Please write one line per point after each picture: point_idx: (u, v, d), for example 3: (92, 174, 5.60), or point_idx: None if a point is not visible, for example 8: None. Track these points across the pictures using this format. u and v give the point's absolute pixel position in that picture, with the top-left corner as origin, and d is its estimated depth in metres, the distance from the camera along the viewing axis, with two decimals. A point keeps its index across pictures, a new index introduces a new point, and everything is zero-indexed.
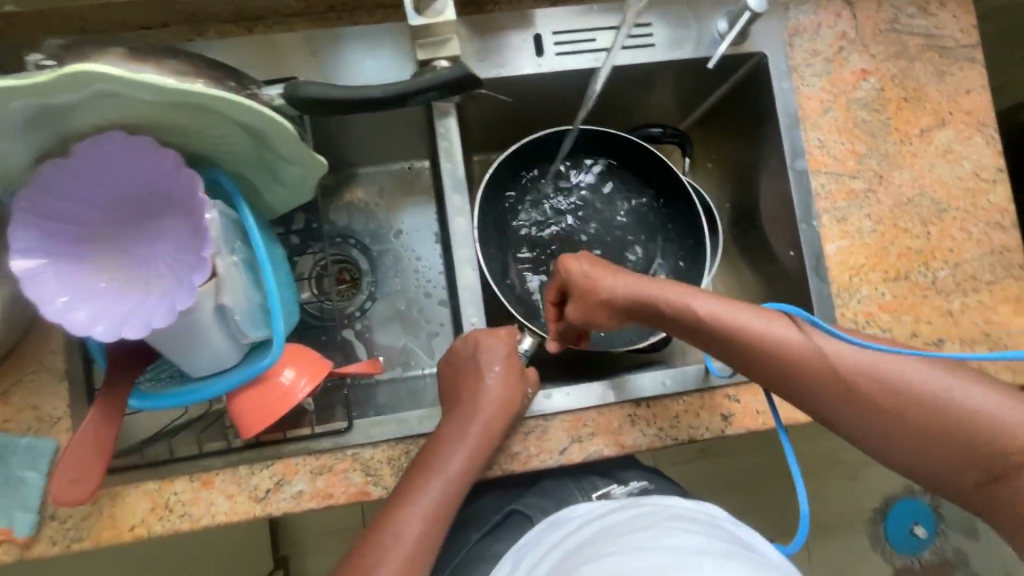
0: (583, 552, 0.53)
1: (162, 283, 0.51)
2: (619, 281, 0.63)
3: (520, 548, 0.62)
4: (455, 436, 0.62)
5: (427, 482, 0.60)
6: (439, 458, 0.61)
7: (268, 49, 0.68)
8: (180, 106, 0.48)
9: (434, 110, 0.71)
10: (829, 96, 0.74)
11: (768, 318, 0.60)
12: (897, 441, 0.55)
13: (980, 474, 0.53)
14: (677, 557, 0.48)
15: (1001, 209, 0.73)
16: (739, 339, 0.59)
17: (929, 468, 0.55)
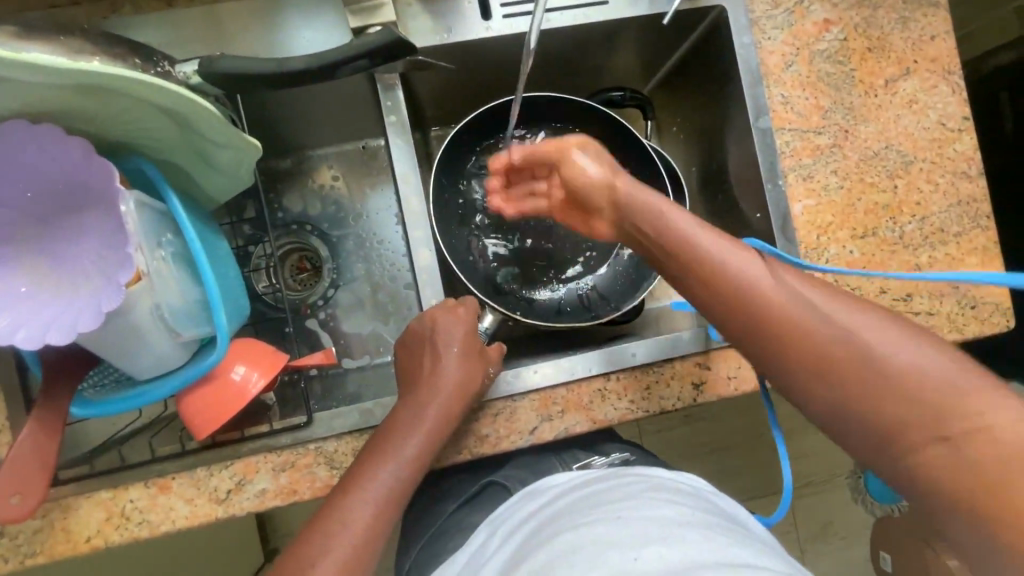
0: (561, 517, 0.53)
1: (90, 283, 0.48)
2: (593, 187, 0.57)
3: (496, 518, 0.62)
4: (420, 424, 0.60)
5: (386, 466, 0.58)
6: (401, 445, 0.59)
7: (193, 24, 0.63)
8: (86, 89, 0.43)
9: (379, 81, 0.67)
10: (791, 49, 0.71)
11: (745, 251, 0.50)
12: (817, 395, 0.46)
13: (940, 440, 0.41)
14: (660, 522, 0.48)
15: (968, 158, 0.72)
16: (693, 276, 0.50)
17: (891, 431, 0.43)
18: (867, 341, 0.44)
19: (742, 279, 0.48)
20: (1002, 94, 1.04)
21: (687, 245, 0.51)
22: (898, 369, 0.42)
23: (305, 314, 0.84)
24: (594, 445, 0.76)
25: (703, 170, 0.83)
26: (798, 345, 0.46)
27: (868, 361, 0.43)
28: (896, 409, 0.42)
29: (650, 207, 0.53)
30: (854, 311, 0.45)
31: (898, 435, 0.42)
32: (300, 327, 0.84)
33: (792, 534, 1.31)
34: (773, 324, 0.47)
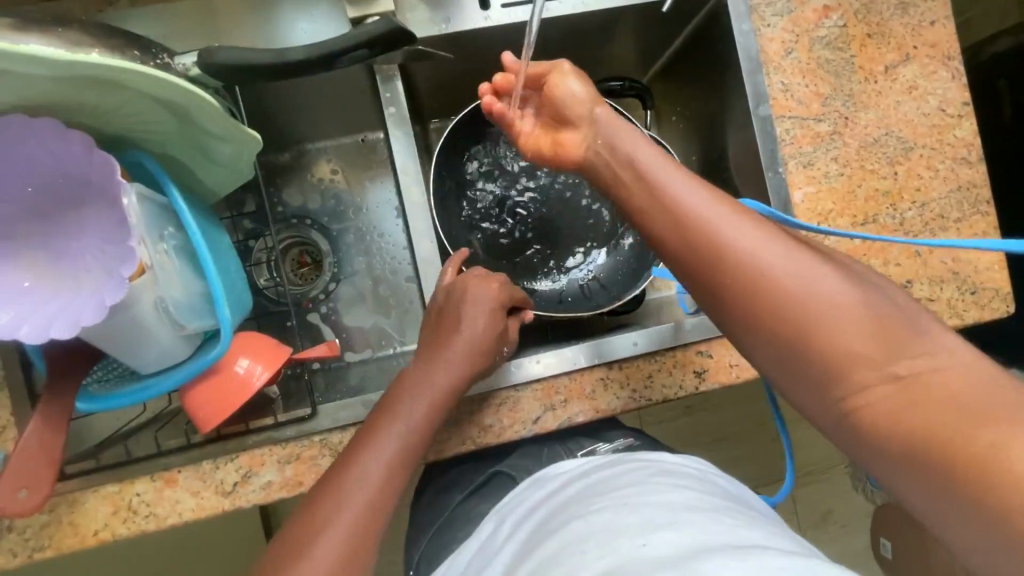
0: (569, 505, 0.53)
1: (92, 277, 0.48)
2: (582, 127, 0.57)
3: (503, 507, 0.62)
4: (421, 401, 0.59)
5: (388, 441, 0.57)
6: (403, 421, 0.58)
7: (191, 17, 0.63)
8: (86, 82, 0.43)
9: (378, 73, 0.66)
10: (791, 36, 0.71)
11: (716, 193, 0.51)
12: (764, 334, 0.46)
13: (877, 374, 0.42)
14: (668, 508, 0.48)
15: (968, 144, 0.72)
16: (666, 210, 0.50)
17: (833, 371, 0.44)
18: (816, 282, 0.45)
19: (703, 214, 0.48)
20: (1000, 80, 1.04)
21: (655, 174, 0.52)
22: (845, 309, 0.44)
23: (307, 308, 0.84)
24: (597, 434, 0.76)
25: (703, 159, 0.83)
26: (752, 283, 0.46)
27: (820, 300, 0.44)
28: (838, 347, 0.43)
29: (621, 135, 0.55)
30: (808, 257, 0.46)
31: (842, 372, 0.43)
32: (302, 321, 0.84)
33: (794, 522, 1.32)
34: (717, 257, 0.47)
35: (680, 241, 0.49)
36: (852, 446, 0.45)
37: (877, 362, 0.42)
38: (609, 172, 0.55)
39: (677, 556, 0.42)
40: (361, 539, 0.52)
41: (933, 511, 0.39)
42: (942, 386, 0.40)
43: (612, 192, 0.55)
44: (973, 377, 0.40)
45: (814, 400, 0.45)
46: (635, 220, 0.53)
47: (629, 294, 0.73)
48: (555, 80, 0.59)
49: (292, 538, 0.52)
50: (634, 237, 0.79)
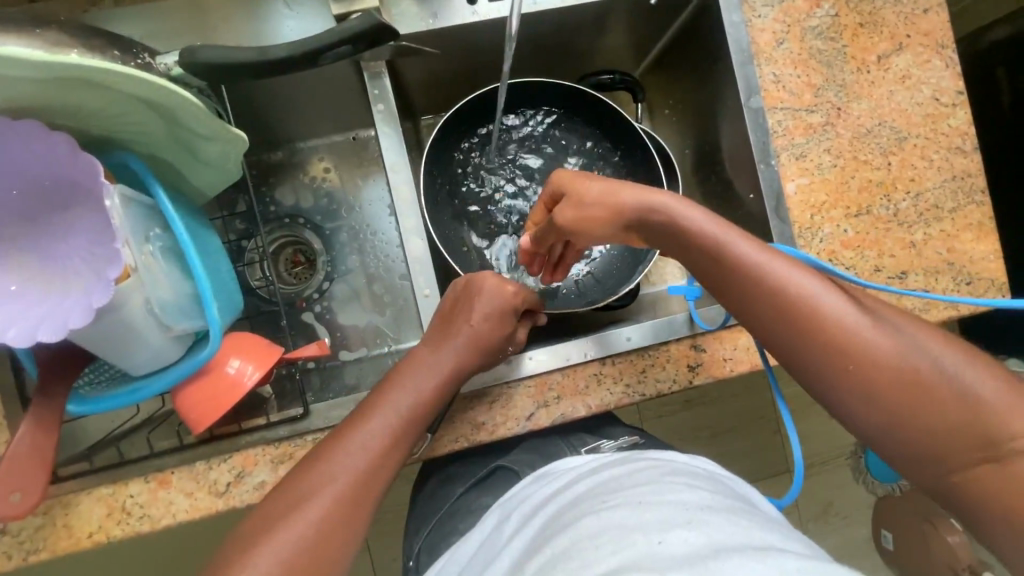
0: (581, 502, 0.53)
1: (80, 279, 0.47)
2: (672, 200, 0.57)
3: (507, 501, 0.63)
4: (426, 386, 0.59)
5: (382, 415, 0.57)
6: (399, 397, 0.58)
7: (175, 16, 0.62)
8: (66, 83, 0.43)
9: (365, 70, 0.66)
10: (782, 27, 0.70)
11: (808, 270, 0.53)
12: (864, 412, 0.49)
13: (974, 454, 0.46)
14: (683, 506, 0.48)
15: (963, 133, 0.71)
16: (764, 289, 0.52)
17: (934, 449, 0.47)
18: (923, 372, 0.47)
19: (806, 307, 0.51)
20: (998, 69, 1.03)
21: (744, 261, 0.53)
22: (954, 398, 0.47)
23: (301, 308, 0.84)
24: (592, 431, 0.76)
25: (696, 152, 0.82)
26: (861, 378, 0.48)
27: (932, 392, 0.47)
28: (953, 436, 0.46)
29: (690, 213, 0.56)
30: (910, 339, 0.49)
31: (955, 462, 0.47)
32: (295, 320, 0.83)
33: (794, 514, 1.32)
34: (828, 352, 0.50)
35: (779, 320, 0.52)
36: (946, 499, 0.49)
37: (977, 443, 0.46)
38: (684, 251, 0.56)
39: (692, 554, 0.42)
40: (343, 514, 0.51)
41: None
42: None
43: (696, 275, 0.57)
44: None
45: (918, 477, 0.49)
46: (722, 298, 0.56)
47: (622, 289, 0.72)
48: (574, 197, 0.60)
49: (274, 504, 0.51)
50: None
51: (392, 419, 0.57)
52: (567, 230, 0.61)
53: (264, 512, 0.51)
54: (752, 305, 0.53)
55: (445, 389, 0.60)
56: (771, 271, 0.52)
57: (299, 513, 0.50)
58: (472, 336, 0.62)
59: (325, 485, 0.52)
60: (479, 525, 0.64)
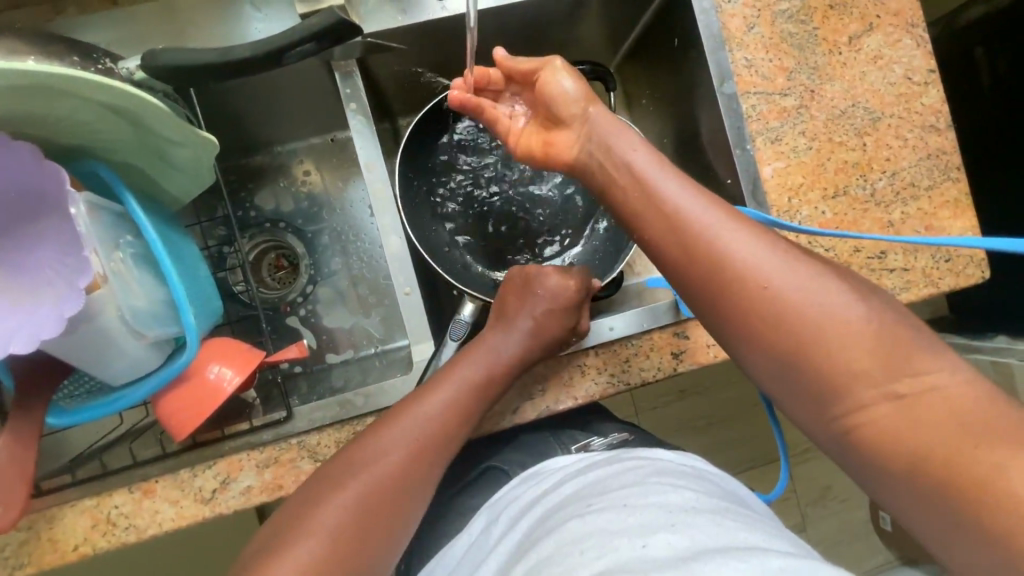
0: (568, 504, 0.53)
1: (51, 289, 0.47)
2: (598, 119, 0.58)
3: (495, 503, 0.63)
4: (476, 376, 0.62)
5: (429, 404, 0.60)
6: (450, 389, 0.61)
7: (139, 22, 0.62)
8: (26, 93, 0.42)
9: (336, 70, 0.66)
10: (752, 12, 0.70)
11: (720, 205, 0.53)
12: (766, 350, 0.48)
13: (872, 388, 0.45)
14: (668, 509, 0.48)
15: (936, 110, 0.72)
16: (674, 220, 0.51)
17: (830, 383, 0.46)
18: (823, 303, 0.47)
19: (715, 234, 0.50)
20: (977, 49, 1.03)
21: (659, 189, 0.53)
22: (851, 327, 0.46)
23: (285, 312, 0.84)
24: (583, 426, 0.76)
25: (674, 141, 0.82)
26: (763, 310, 0.48)
27: (829, 321, 0.46)
28: (847, 368, 0.45)
29: (617, 141, 0.56)
30: (813, 273, 0.48)
31: (849, 394, 0.45)
32: (281, 325, 0.83)
33: (792, 499, 1.33)
34: (730, 279, 0.49)
35: (688, 251, 0.51)
36: (841, 451, 0.47)
37: (871, 377, 0.45)
38: (606, 180, 0.56)
39: (674, 558, 0.42)
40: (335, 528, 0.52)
41: (929, 528, 0.43)
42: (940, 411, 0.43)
43: (615, 204, 0.56)
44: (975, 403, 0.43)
45: (812, 412, 0.48)
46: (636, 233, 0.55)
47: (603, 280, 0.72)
48: (559, 70, 0.60)
49: (329, 479, 0.55)
50: (608, 221, 0.78)
51: (442, 407, 0.60)
52: (545, 86, 0.60)
53: (308, 496, 0.54)
54: (662, 237, 0.52)
55: (497, 380, 0.63)
56: (680, 202, 0.52)
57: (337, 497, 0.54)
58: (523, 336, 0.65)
59: (367, 467, 0.56)
60: (470, 526, 0.64)
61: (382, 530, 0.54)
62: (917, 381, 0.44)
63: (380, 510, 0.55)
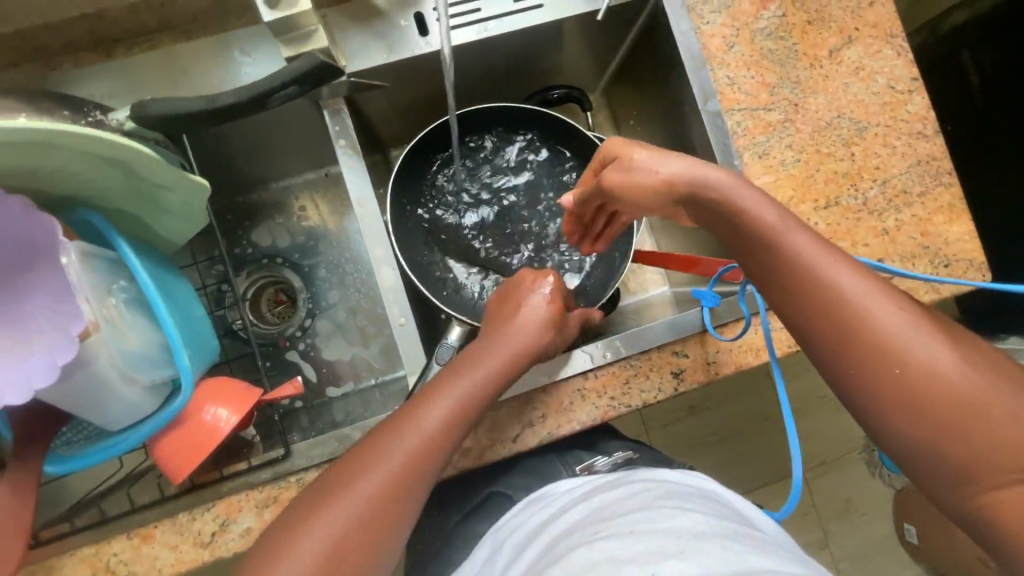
0: (575, 531, 0.52)
1: (44, 338, 0.47)
2: (714, 175, 0.55)
3: (500, 529, 0.62)
4: (498, 359, 0.58)
5: (475, 369, 0.56)
6: (497, 353, 0.58)
7: (130, 73, 0.63)
8: (15, 149, 0.43)
9: (324, 108, 0.67)
10: (731, 31, 0.71)
11: (857, 268, 0.51)
12: (909, 425, 0.47)
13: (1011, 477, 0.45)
14: (676, 535, 0.47)
15: (922, 117, 0.72)
16: (808, 286, 0.51)
17: (978, 466, 0.46)
18: (926, 350, 0.47)
19: (851, 304, 0.49)
20: (963, 51, 1.04)
21: (767, 232, 0.53)
22: (956, 371, 0.46)
23: (284, 346, 0.84)
24: (587, 447, 0.75)
25: None
26: (909, 387, 0.47)
27: (931, 361, 0.47)
28: (944, 403, 0.46)
29: (742, 201, 0.54)
30: (967, 357, 0.47)
31: (947, 431, 0.46)
32: (280, 360, 0.83)
33: (812, 514, 1.29)
34: (833, 310, 0.50)
35: (821, 319, 0.50)
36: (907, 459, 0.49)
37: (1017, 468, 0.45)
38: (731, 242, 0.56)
39: None
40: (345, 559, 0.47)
41: None
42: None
43: (740, 259, 0.56)
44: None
45: (895, 422, 0.48)
46: (765, 290, 0.54)
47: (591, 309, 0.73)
48: (626, 164, 0.58)
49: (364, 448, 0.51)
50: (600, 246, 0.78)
51: (486, 373, 0.57)
52: (612, 195, 0.60)
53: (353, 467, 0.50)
54: (793, 302, 0.52)
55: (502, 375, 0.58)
56: (818, 267, 0.51)
57: (376, 471, 0.49)
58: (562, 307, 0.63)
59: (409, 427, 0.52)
60: (473, 553, 0.63)
61: (410, 493, 0.50)
62: None
63: (412, 476, 0.51)
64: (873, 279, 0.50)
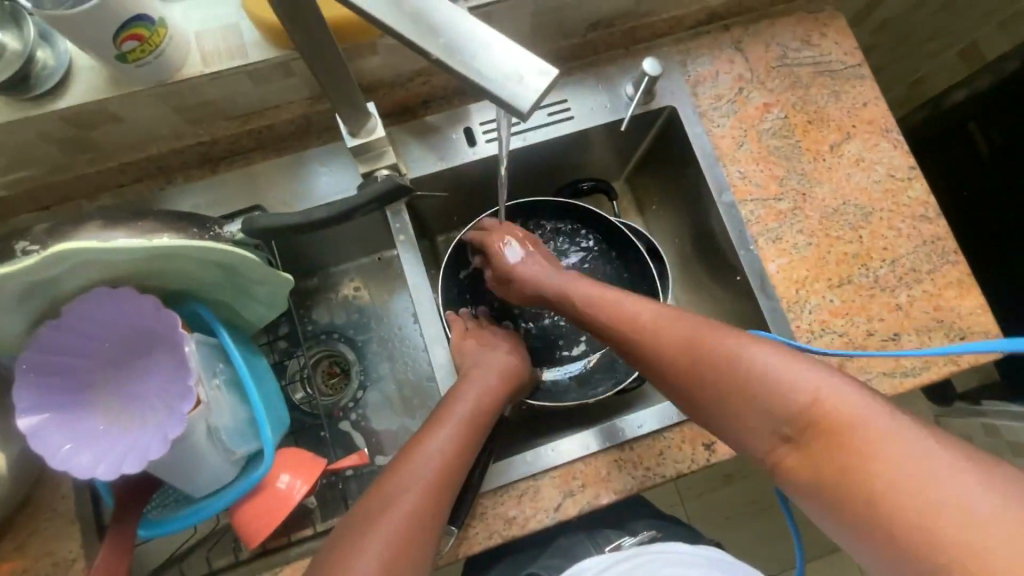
0: None
1: (157, 415, 0.56)
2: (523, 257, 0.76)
3: None
4: (457, 420, 0.64)
5: (447, 427, 0.63)
6: (457, 413, 0.64)
7: (228, 186, 0.75)
8: (154, 258, 0.54)
9: (387, 210, 0.78)
10: (740, 132, 0.81)
11: (623, 295, 0.66)
12: (700, 410, 0.56)
13: (781, 431, 0.49)
14: None
15: (923, 202, 0.79)
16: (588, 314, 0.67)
17: (749, 431, 0.51)
18: (669, 339, 0.58)
19: (615, 323, 0.64)
20: (971, 123, 1.12)
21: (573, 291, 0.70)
22: (724, 344, 0.54)
23: (338, 417, 0.91)
24: (614, 526, 0.79)
25: (686, 241, 0.90)
26: (666, 381, 0.59)
27: (700, 342, 0.56)
28: (722, 377, 0.53)
29: (537, 268, 0.75)
30: (704, 335, 0.56)
31: (726, 401, 0.53)
32: (334, 430, 0.90)
33: None
34: (623, 334, 0.63)
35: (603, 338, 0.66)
36: (742, 445, 0.54)
37: (777, 423, 0.49)
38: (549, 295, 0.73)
39: None
40: None
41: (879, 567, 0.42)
42: (810, 399, 0.47)
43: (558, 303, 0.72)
44: (834, 387, 0.47)
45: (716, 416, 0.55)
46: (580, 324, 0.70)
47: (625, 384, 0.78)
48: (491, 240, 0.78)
49: (360, 515, 0.54)
50: None
51: (456, 430, 0.63)
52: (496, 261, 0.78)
53: (349, 533, 0.53)
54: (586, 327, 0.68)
55: (473, 440, 0.63)
56: (590, 299, 0.67)
57: (374, 528, 0.53)
58: (499, 365, 0.72)
59: (404, 492, 0.56)
60: None
61: (422, 553, 0.53)
62: (805, 419, 0.47)
63: (421, 531, 0.54)
64: (629, 299, 0.65)
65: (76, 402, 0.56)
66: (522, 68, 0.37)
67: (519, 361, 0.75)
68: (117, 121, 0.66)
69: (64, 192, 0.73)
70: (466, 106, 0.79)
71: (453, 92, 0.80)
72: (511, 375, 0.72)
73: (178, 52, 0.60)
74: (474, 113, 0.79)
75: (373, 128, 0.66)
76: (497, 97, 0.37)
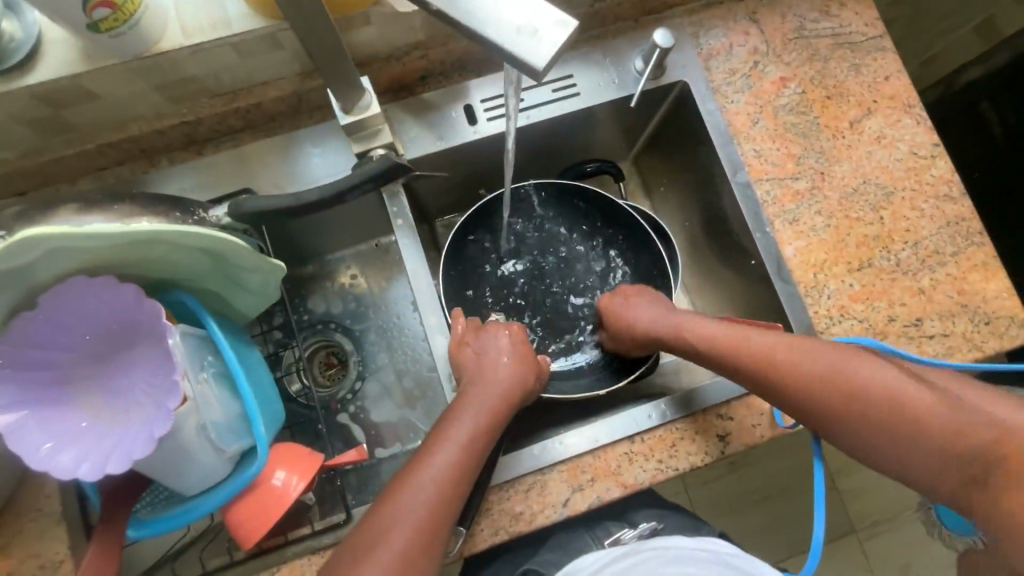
0: None
1: (144, 411, 0.52)
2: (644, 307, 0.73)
3: None
4: (462, 437, 0.60)
5: (445, 448, 0.59)
6: (459, 430, 0.61)
7: (216, 168, 0.71)
8: (135, 244, 0.50)
9: (384, 192, 0.74)
10: (755, 108, 0.77)
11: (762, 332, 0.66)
12: (868, 446, 0.59)
13: (957, 470, 0.54)
14: None
15: (947, 180, 0.75)
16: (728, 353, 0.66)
17: (924, 468, 0.56)
18: (829, 370, 0.60)
19: (764, 359, 0.63)
20: (982, 103, 1.07)
21: (696, 326, 0.69)
22: (889, 381, 0.58)
23: (336, 409, 0.88)
24: (616, 518, 0.76)
25: (696, 224, 0.87)
26: (829, 417, 0.60)
27: (861, 376, 0.59)
28: (891, 415, 0.57)
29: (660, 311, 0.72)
30: (862, 370, 0.59)
31: (903, 439, 0.56)
32: (332, 423, 0.87)
33: None
34: (763, 378, 0.63)
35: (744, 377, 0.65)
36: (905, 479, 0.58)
37: (955, 461, 0.54)
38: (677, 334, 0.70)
39: None
40: None
41: None
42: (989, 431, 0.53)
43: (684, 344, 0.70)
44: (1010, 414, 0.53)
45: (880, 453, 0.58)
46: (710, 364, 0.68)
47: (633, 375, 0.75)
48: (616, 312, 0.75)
49: (352, 548, 0.53)
50: None
51: (455, 451, 0.59)
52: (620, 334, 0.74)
53: (340, 566, 0.52)
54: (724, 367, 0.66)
55: (476, 456, 0.60)
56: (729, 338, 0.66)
57: (369, 564, 0.52)
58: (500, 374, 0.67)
59: (392, 531, 0.53)
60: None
61: None
62: (990, 454, 0.53)
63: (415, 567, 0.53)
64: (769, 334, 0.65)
65: (57, 397, 0.52)
66: (536, 21, 0.33)
67: (535, 363, 0.71)
68: (94, 99, 0.61)
69: (40, 175, 0.69)
70: (465, 82, 0.75)
71: (453, 68, 0.76)
72: (517, 379, 0.67)
73: (154, 22, 0.56)
74: (474, 89, 0.75)
75: (368, 104, 0.62)
76: (508, 54, 0.33)
